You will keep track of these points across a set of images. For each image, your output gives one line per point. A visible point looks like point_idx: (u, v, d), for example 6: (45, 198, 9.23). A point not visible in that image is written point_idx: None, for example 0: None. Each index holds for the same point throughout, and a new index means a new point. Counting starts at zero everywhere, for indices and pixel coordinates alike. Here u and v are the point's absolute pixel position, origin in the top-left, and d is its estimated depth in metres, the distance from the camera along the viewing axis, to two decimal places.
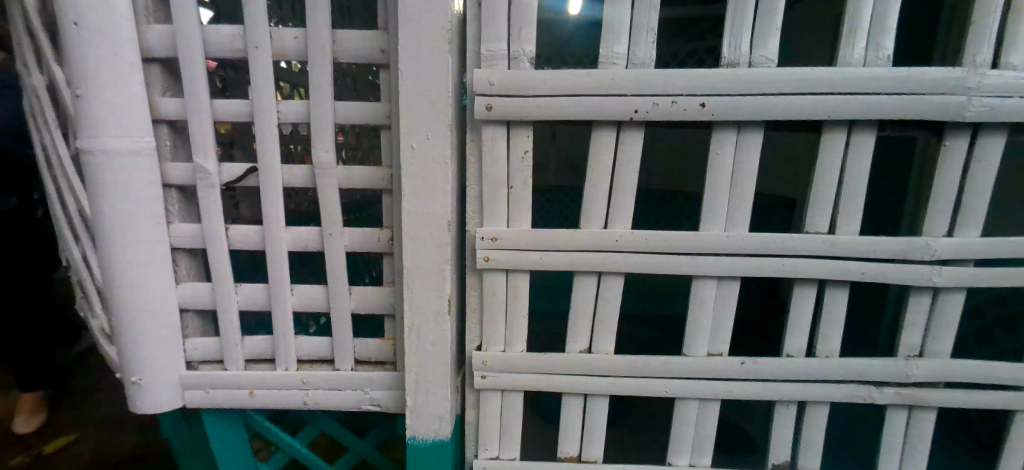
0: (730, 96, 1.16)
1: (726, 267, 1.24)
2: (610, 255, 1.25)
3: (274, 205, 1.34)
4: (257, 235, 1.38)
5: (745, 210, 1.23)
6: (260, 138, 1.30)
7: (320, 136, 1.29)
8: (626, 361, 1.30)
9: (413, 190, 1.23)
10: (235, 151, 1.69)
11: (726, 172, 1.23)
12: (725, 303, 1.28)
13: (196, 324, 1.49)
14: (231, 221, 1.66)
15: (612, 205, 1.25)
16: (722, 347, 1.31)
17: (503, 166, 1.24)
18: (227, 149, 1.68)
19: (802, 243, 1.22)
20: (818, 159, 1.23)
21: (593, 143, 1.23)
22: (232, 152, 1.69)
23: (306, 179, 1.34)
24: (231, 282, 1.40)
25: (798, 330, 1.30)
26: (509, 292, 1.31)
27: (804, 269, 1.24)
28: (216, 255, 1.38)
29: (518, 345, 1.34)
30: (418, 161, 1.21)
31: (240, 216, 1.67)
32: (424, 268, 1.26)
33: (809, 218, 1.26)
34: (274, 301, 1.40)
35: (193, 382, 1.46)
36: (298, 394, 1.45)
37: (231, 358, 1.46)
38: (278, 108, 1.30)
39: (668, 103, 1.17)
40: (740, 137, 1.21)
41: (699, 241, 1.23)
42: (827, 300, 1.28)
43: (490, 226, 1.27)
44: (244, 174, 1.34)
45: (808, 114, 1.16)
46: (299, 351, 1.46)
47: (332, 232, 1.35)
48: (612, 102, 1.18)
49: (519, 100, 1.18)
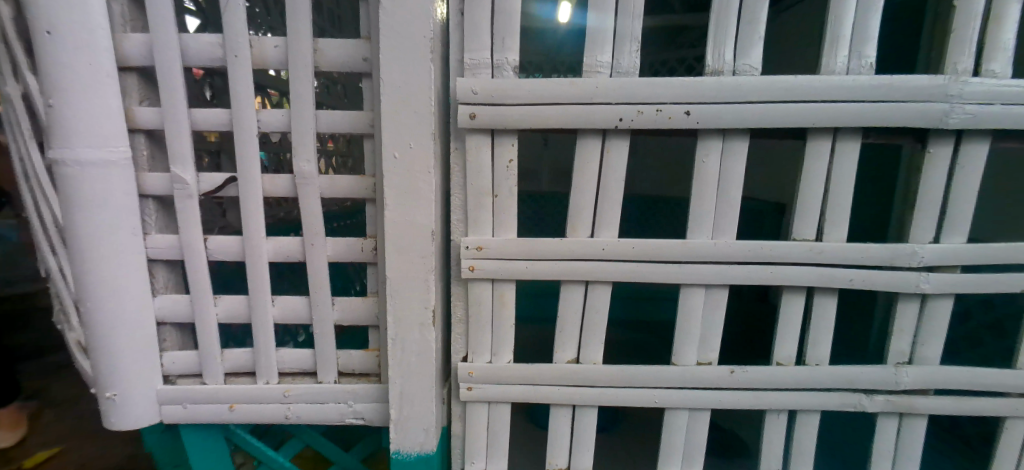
0: (715, 104, 1.16)
1: (713, 275, 1.23)
2: (597, 263, 1.24)
3: (255, 215, 1.31)
4: (237, 246, 1.35)
5: (732, 217, 1.22)
6: (240, 149, 1.27)
7: (301, 145, 1.27)
8: (615, 370, 1.28)
9: (396, 200, 1.21)
10: (223, 160, 1.68)
11: (712, 179, 1.22)
12: (712, 312, 1.27)
13: (175, 337, 1.45)
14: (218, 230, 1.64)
15: (599, 213, 1.24)
16: (711, 356, 1.29)
17: (488, 175, 1.23)
18: (213, 158, 1.67)
19: (789, 250, 1.21)
20: (804, 166, 1.23)
21: (578, 150, 1.22)
22: (219, 161, 1.68)
23: (288, 189, 1.32)
24: (210, 294, 1.37)
25: (787, 338, 1.29)
26: (495, 302, 1.29)
27: (791, 277, 1.23)
28: (196, 267, 1.34)
29: (505, 355, 1.31)
30: (400, 170, 1.19)
31: (227, 224, 1.67)
32: (408, 278, 1.23)
33: (796, 225, 1.25)
34: (255, 313, 1.37)
35: (171, 397, 1.41)
36: (280, 408, 1.41)
37: (210, 372, 1.42)
38: (258, 118, 1.28)
39: (652, 111, 1.16)
40: (726, 145, 1.20)
41: (686, 248, 1.22)
42: (815, 307, 1.27)
43: (475, 235, 1.25)
44: (223, 184, 1.31)
45: (793, 122, 1.16)
46: (281, 364, 1.43)
47: (315, 242, 1.32)
48: (596, 110, 1.17)
49: (504, 109, 1.17)
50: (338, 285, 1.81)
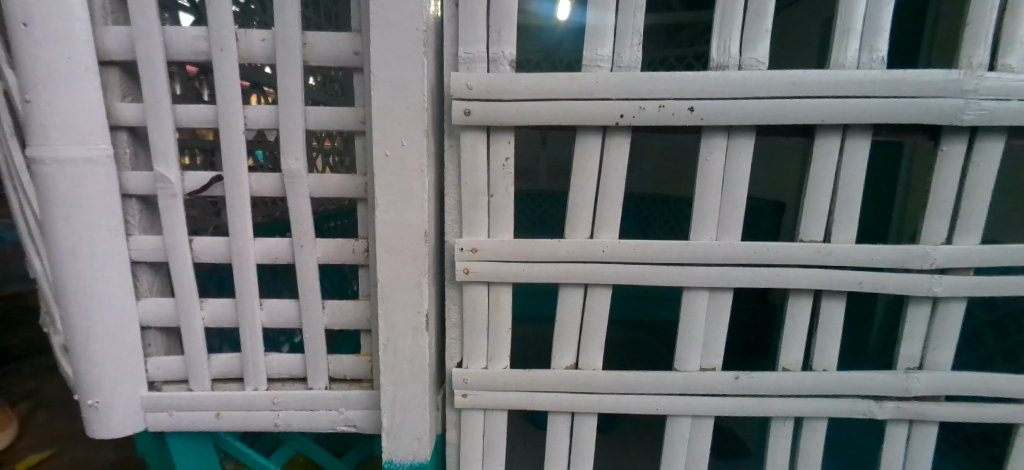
0: (719, 100, 1.11)
1: (717, 278, 1.19)
2: (597, 265, 1.19)
3: (242, 215, 1.27)
4: (224, 247, 1.30)
5: (736, 217, 1.18)
6: (226, 146, 1.23)
7: (290, 143, 1.22)
8: (615, 376, 1.24)
9: (388, 200, 1.16)
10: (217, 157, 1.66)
11: (716, 178, 1.17)
12: (716, 316, 1.22)
13: (160, 342, 1.40)
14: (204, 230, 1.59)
15: (598, 213, 1.20)
16: (715, 361, 1.24)
17: (484, 173, 1.18)
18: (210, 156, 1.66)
19: (796, 251, 1.17)
20: (811, 164, 1.18)
21: (577, 148, 1.17)
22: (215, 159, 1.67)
23: (277, 188, 1.27)
24: (196, 297, 1.32)
25: (794, 343, 1.24)
26: (491, 306, 1.24)
27: (799, 280, 1.18)
28: (181, 269, 1.30)
29: (501, 361, 1.27)
30: (392, 169, 1.14)
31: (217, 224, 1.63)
32: (400, 281, 1.19)
33: (803, 225, 1.20)
34: (243, 317, 1.32)
35: (156, 403, 1.37)
36: (268, 415, 1.37)
37: (197, 378, 1.37)
38: (245, 114, 1.23)
39: (655, 107, 1.11)
40: (731, 142, 1.15)
41: (689, 250, 1.17)
42: (822, 311, 1.23)
43: (470, 237, 1.20)
44: (208, 183, 1.26)
45: (801, 119, 1.12)
46: (270, 369, 1.38)
47: (304, 243, 1.28)
48: (596, 106, 1.12)
49: (500, 105, 1.12)
50: (331, 287, 1.76)
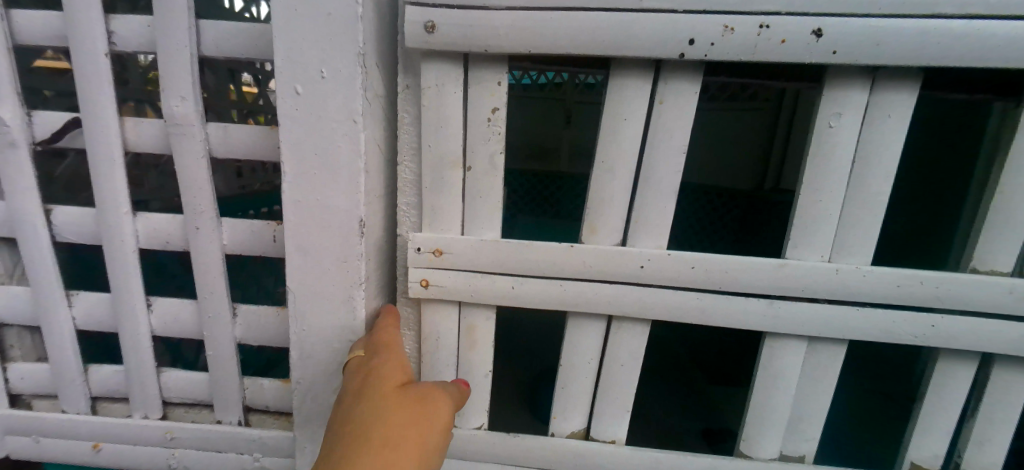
0: (869, 20, 0.63)
1: (823, 323, 0.74)
2: (628, 291, 0.76)
3: (109, 179, 0.86)
4: (94, 223, 0.91)
5: (866, 228, 0.72)
6: (79, 74, 0.82)
7: (167, 71, 0.80)
8: (641, 457, 0.83)
9: (300, 168, 0.72)
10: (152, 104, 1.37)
11: (842, 158, 0.70)
12: (812, 382, 0.79)
13: (28, 344, 1.03)
14: (159, 199, 1.23)
15: (635, 206, 0.75)
16: (802, 447, 0.82)
17: (456, 133, 0.74)
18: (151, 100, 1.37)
19: (968, 291, 0.70)
20: (1011, 144, 0.69)
21: (610, 99, 0.71)
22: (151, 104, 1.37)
23: (160, 141, 0.86)
24: (61, 292, 0.94)
25: (933, 428, 0.79)
26: (463, 337, 0.83)
27: (961, 335, 0.72)
28: (34, 251, 0.91)
29: (475, 419, 0.86)
30: (307, 120, 0.70)
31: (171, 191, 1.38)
32: (323, 294, 0.78)
33: (979, 246, 0.72)
34: (122, 323, 0.94)
35: (19, 426, 1.02)
36: (164, 452, 1.02)
37: (70, 397, 1.01)
38: (108, 27, 0.81)
39: (751, 28, 0.64)
40: (875, 99, 0.68)
41: (783, 277, 0.72)
42: (992, 386, 0.76)
43: (433, 233, 0.78)
44: (64, 128, 0.86)
45: (1016, 60, 0.63)
46: (166, 392, 1.00)
47: (199, 226, 0.87)
48: (648, 24, 0.66)
49: (485, 17, 0.68)
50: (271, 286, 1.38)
